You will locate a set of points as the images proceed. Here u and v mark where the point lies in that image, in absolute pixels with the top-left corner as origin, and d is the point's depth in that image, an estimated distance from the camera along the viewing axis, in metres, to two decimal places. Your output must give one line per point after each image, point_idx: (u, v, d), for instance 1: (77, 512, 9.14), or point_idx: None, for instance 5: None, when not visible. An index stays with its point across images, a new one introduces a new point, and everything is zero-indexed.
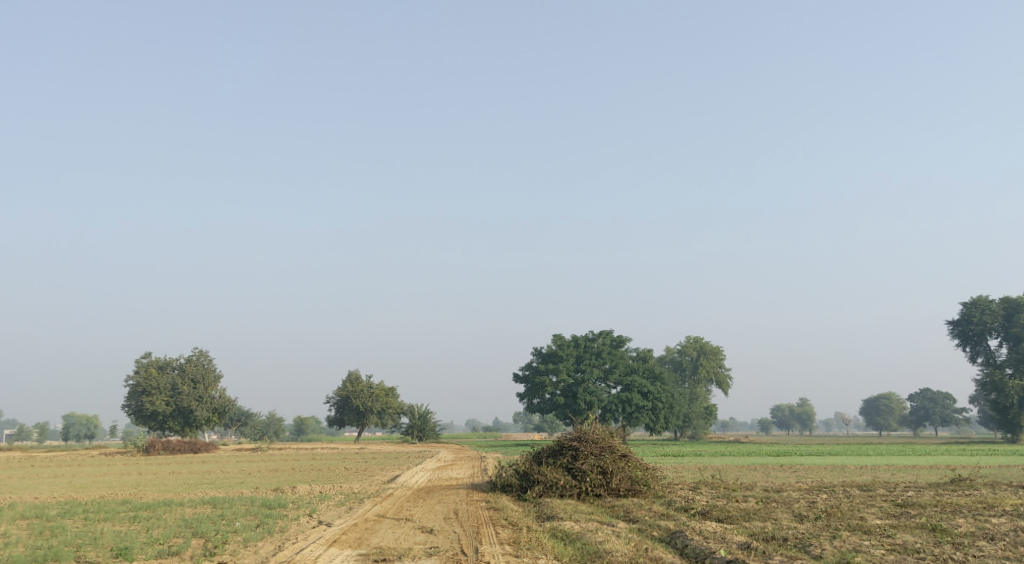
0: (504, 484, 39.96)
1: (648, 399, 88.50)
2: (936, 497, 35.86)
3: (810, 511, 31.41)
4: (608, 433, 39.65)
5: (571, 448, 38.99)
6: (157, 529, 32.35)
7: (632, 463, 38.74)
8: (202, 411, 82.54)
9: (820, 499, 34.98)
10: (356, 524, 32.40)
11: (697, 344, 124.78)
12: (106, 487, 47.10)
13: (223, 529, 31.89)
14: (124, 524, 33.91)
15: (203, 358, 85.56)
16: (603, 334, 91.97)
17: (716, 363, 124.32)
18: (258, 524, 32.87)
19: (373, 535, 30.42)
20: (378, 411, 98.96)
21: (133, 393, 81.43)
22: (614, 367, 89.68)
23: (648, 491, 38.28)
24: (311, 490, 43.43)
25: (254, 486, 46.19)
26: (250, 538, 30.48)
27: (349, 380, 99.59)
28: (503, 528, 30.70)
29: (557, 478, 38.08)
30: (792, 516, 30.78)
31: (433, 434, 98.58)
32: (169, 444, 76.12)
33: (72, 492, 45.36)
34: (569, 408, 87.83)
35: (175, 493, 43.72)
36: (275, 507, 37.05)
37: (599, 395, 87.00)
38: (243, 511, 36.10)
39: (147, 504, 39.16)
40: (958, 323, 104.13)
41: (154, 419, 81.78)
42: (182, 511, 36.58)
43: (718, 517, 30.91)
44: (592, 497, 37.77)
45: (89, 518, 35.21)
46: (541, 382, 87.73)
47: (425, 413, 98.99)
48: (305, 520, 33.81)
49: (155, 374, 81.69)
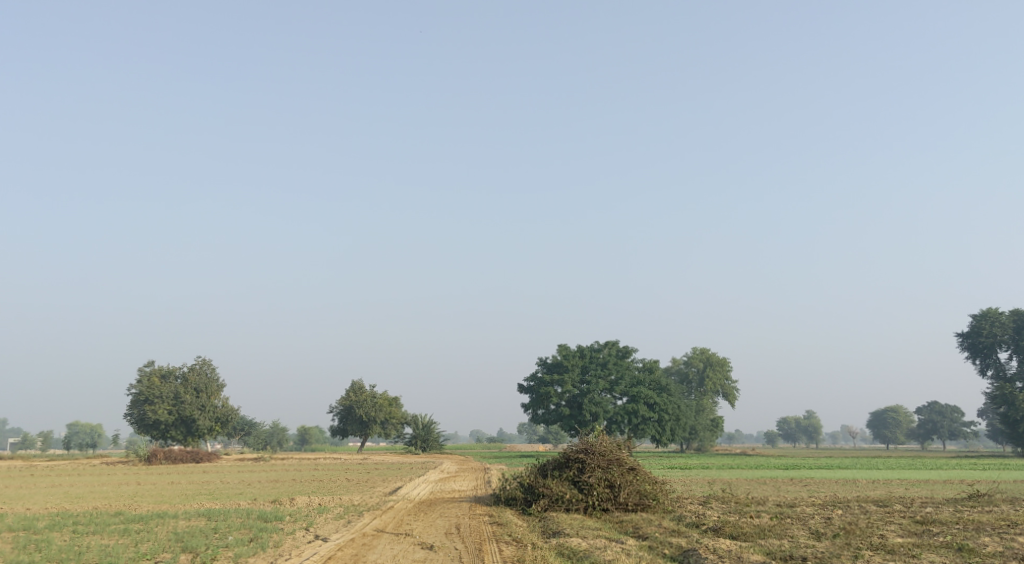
0: (508, 497, 38.73)
1: (653, 411, 87.49)
2: (956, 514, 34.48)
3: (828, 528, 30.12)
4: (616, 445, 38.37)
5: (577, 461, 37.74)
6: (145, 544, 31.10)
7: (640, 476, 37.41)
8: (205, 420, 81.31)
9: (836, 516, 33.58)
10: (353, 539, 31.18)
11: (704, 356, 123.45)
12: (101, 498, 45.85)
13: (214, 543, 30.66)
14: (114, 537, 32.75)
15: (207, 367, 84.45)
16: (609, 345, 90.82)
17: (722, 375, 122.90)
18: (252, 538, 31.75)
19: (370, 552, 29.16)
20: (381, 420, 97.68)
21: (135, 401, 80.32)
22: (620, 378, 88.33)
23: (657, 505, 36.95)
24: (310, 503, 42.14)
25: (253, 497, 44.97)
26: (241, 554, 29.29)
27: (352, 389, 98.31)
28: (506, 545, 29.45)
29: (564, 491, 36.86)
30: (808, 533, 29.47)
31: (437, 444, 97.23)
32: (171, 453, 74.95)
33: (65, 502, 44.15)
34: (574, 419, 86.03)
35: (170, 505, 42.43)
36: (271, 521, 35.91)
37: (604, 406, 85.61)
38: (237, 525, 34.88)
39: (141, 516, 37.94)
40: (968, 336, 102.56)
41: (156, 427, 80.72)
42: (176, 524, 35.49)
43: (731, 534, 29.60)
44: (598, 511, 36.50)
45: (78, 531, 34.05)
46: (546, 392, 86.35)
47: (428, 423, 97.76)
48: (301, 535, 32.63)
49: (159, 383, 80.56)
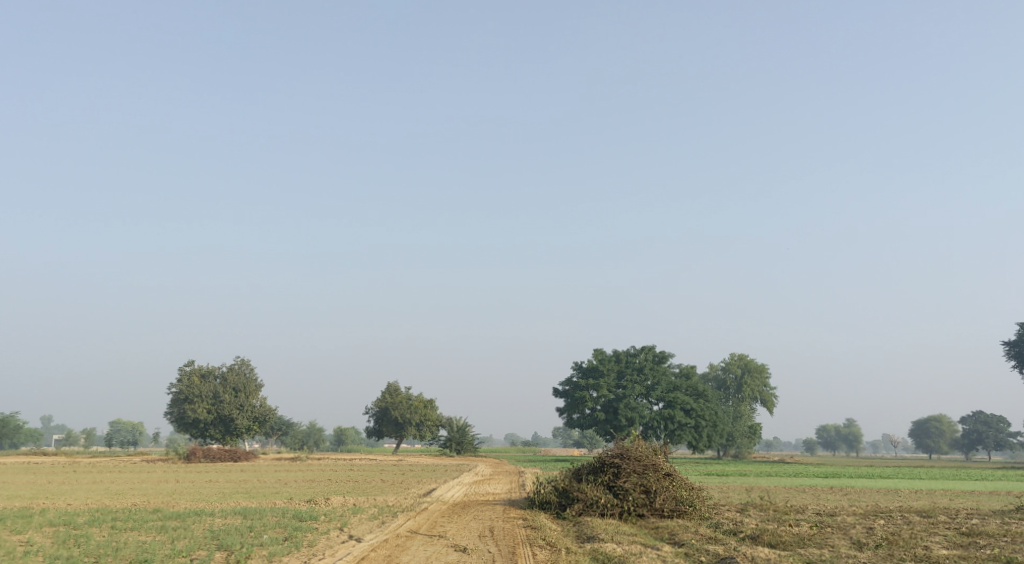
0: (542, 501, 38.43)
1: (690, 417, 86.69)
2: (1003, 526, 33.61)
3: (869, 538, 29.49)
4: (652, 450, 37.94)
5: (613, 466, 37.41)
6: (180, 541, 31.18)
7: (676, 482, 36.93)
8: (243, 420, 81.71)
9: (878, 526, 32.92)
10: (387, 540, 31.09)
11: (742, 361, 122.38)
12: (140, 495, 46.13)
13: (248, 542, 30.63)
14: (151, 534, 32.93)
15: (246, 367, 84.97)
16: (646, 349, 90.21)
17: (760, 382, 121.60)
18: (287, 537, 31.70)
19: (404, 553, 29.02)
20: (416, 423, 97.67)
21: (176, 400, 81.21)
22: (656, 384, 87.58)
23: (693, 512, 36.44)
24: (345, 503, 42.09)
25: (288, 497, 45.06)
26: (275, 553, 29.28)
27: (388, 391, 98.61)
28: (540, 549, 29.17)
29: (599, 496, 36.51)
30: (850, 543, 28.88)
31: (472, 447, 97.13)
32: (210, 452, 75.63)
33: (105, 499, 44.48)
34: (610, 424, 85.52)
35: (207, 503, 42.66)
36: (306, 520, 35.89)
37: (640, 411, 84.91)
38: (272, 524, 34.94)
39: (178, 513, 38.16)
40: (1015, 345, 100.54)
41: (196, 426, 81.43)
42: (212, 522, 35.61)
43: (769, 542, 29.09)
44: (634, 517, 36.10)
45: (117, 527, 34.28)
46: (582, 397, 85.89)
47: (463, 426, 97.76)
48: (335, 535, 32.53)
49: (198, 382, 81.25)
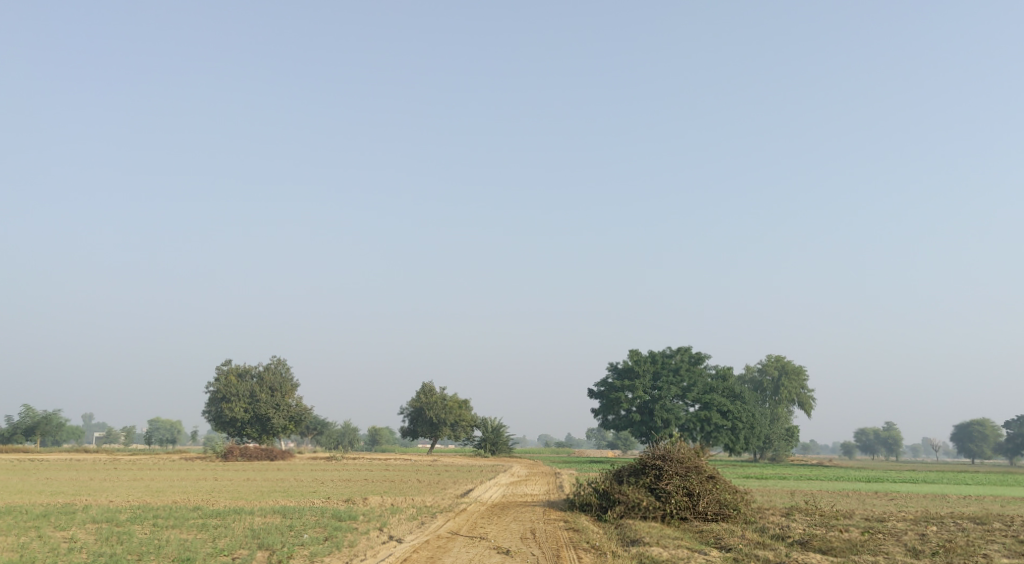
0: (583, 503, 37.95)
1: (727, 419, 85.82)
2: None
3: (926, 545, 28.67)
4: (695, 452, 37.35)
5: (654, 468, 36.84)
6: (222, 540, 31.01)
7: (720, 485, 36.28)
8: (279, 419, 81.74)
9: (932, 532, 32.08)
10: (428, 541, 30.77)
11: (779, 364, 120.95)
12: (180, 493, 46.05)
13: (290, 541, 30.42)
14: (191, 532, 32.76)
15: (282, 367, 85.21)
16: (682, 350, 89.33)
17: (798, 384, 120.03)
18: (327, 537, 31.50)
19: (447, 554, 28.70)
20: (451, 423, 97.34)
21: (213, 399, 81.73)
22: (693, 386, 86.59)
23: (738, 516, 35.77)
24: (383, 503, 41.83)
25: (326, 496, 44.96)
26: (317, 553, 29.05)
27: (422, 391, 98.42)
28: (586, 552, 28.68)
29: (641, 498, 36.00)
30: (904, 550, 28.09)
31: (507, 447, 96.76)
32: (247, 450, 75.84)
33: (146, 496, 44.61)
34: (645, 426, 84.93)
35: (246, 501, 42.60)
36: (345, 520, 35.70)
37: (676, 413, 84.11)
38: (312, 523, 34.71)
39: (218, 511, 38.13)
40: None
41: (233, 425, 81.74)
42: (252, 520, 35.52)
43: (820, 548, 28.38)
44: (677, 520, 35.49)
45: (158, 524, 34.27)
46: (617, 398, 85.21)
47: (498, 426, 97.37)
48: (375, 535, 32.23)
49: (235, 382, 81.62)
